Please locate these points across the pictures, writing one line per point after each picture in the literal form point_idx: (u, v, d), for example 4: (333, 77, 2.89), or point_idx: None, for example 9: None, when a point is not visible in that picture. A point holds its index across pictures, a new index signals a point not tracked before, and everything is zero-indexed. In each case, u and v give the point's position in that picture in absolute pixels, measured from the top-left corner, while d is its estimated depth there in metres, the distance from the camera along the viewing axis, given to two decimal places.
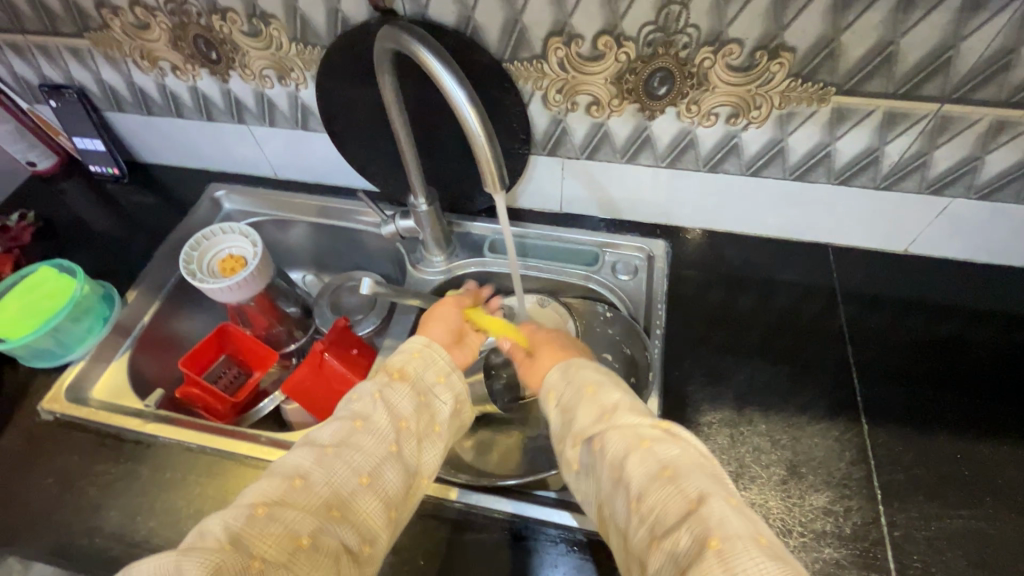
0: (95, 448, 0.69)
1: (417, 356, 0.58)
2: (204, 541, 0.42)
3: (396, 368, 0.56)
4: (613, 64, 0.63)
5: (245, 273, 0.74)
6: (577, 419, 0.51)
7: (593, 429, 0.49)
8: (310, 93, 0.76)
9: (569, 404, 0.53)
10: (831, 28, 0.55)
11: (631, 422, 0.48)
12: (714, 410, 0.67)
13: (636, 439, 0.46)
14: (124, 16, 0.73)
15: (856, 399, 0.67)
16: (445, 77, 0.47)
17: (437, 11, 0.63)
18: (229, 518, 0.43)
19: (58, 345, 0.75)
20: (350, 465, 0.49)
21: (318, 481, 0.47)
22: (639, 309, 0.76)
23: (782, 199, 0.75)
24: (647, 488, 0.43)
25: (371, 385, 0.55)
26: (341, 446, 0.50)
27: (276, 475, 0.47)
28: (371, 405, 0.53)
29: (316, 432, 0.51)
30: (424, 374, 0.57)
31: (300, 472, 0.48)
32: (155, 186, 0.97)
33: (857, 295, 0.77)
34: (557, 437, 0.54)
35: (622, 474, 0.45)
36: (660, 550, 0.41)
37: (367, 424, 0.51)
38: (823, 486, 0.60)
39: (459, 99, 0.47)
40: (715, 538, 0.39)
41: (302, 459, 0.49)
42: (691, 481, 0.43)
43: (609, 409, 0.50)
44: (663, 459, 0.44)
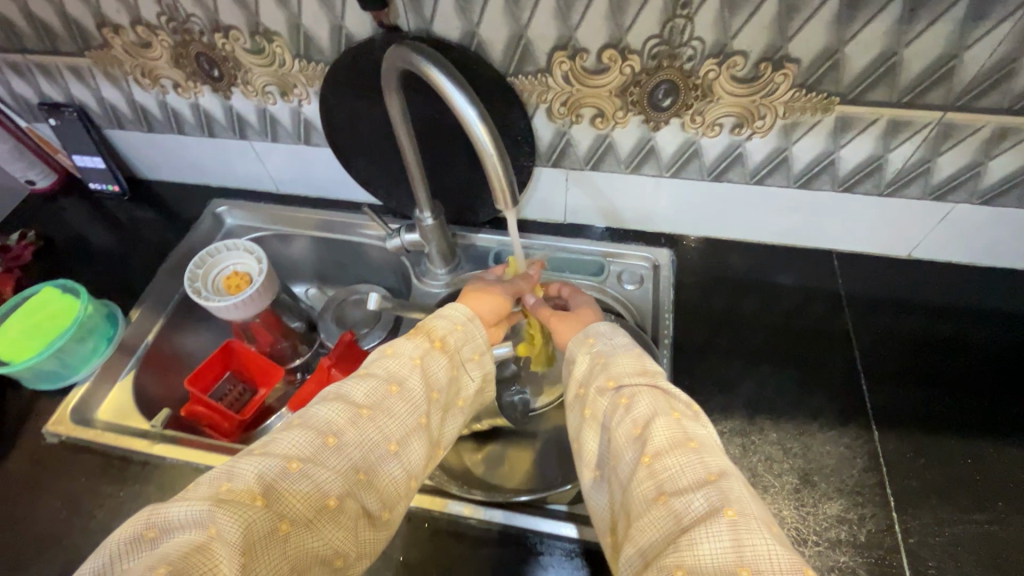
0: (102, 470, 0.68)
1: (460, 329, 0.60)
2: (238, 489, 0.43)
3: (438, 338, 0.58)
4: (618, 76, 0.63)
5: (250, 290, 0.74)
6: (614, 367, 0.54)
7: (629, 382, 0.52)
8: (313, 109, 0.76)
9: (605, 352, 0.57)
10: (834, 39, 0.55)
11: (667, 393, 0.51)
12: (725, 419, 0.67)
13: (669, 409, 0.49)
14: (125, 35, 0.73)
15: (866, 406, 0.67)
16: (454, 95, 0.47)
17: (441, 27, 0.63)
18: (264, 467, 0.44)
19: (62, 366, 0.74)
20: (381, 432, 0.50)
21: (351, 443, 0.49)
22: (646, 319, 0.76)
23: (787, 206, 0.75)
24: (670, 450, 0.46)
25: (413, 348, 0.56)
26: (376, 408, 0.51)
27: (308, 429, 0.48)
28: (407, 369, 0.54)
29: (347, 389, 0.52)
30: (464, 349, 0.60)
31: (333, 431, 0.48)
32: (156, 202, 0.97)
33: (863, 300, 0.77)
34: (579, 381, 0.56)
35: (646, 432, 0.48)
36: (667, 506, 0.43)
37: (402, 390, 0.53)
38: (836, 494, 0.60)
39: (470, 116, 0.47)
40: (731, 509, 0.41)
41: (335, 416, 0.50)
42: (714, 458, 0.45)
43: (651, 370, 0.53)
44: (692, 433, 0.47)
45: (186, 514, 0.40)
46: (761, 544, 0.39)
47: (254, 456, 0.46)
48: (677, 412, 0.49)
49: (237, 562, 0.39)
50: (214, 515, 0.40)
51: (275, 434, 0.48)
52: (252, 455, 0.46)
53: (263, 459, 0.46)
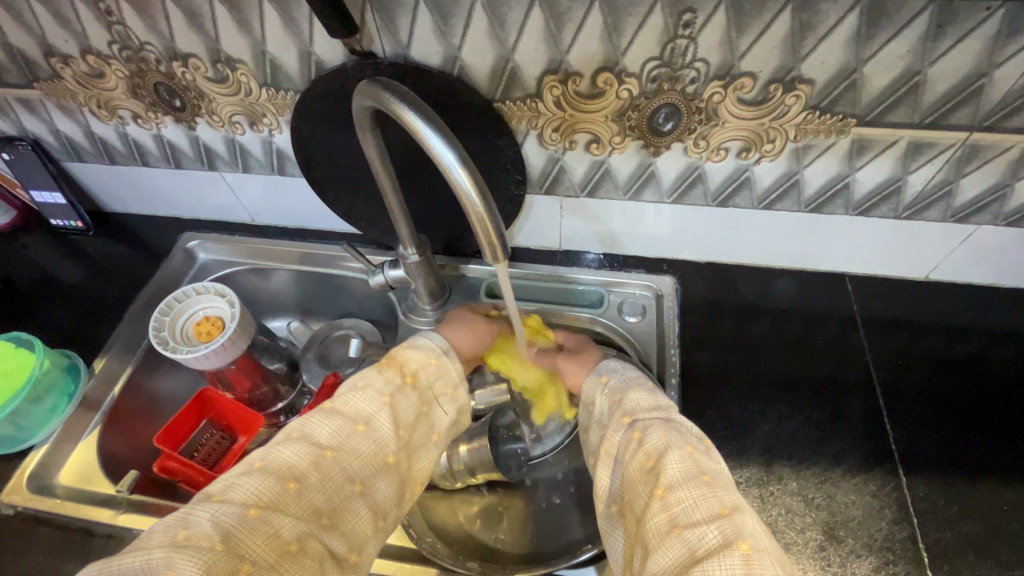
0: (62, 546, 0.62)
1: (434, 363, 0.57)
2: (196, 534, 0.40)
3: (410, 372, 0.55)
4: (615, 101, 0.58)
5: (223, 337, 0.68)
6: (629, 403, 0.52)
7: (643, 415, 0.50)
8: (285, 139, 0.71)
9: (619, 389, 0.54)
10: (853, 57, 0.50)
11: (680, 426, 0.48)
12: (741, 467, 0.61)
13: (682, 440, 0.46)
14: (76, 65, 0.67)
15: (890, 448, 0.62)
16: (430, 137, 0.41)
17: (419, 51, 0.57)
18: (221, 513, 0.41)
19: (19, 429, 0.68)
20: (346, 471, 0.47)
21: (314, 488, 0.45)
22: (651, 355, 0.70)
23: (797, 230, 0.70)
24: (682, 482, 0.43)
25: (384, 383, 0.52)
26: (342, 447, 0.47)
27: (268, 475, 0.44)
28: (375, 408, 0.50)
29: (312, 426, 0.48)
30: (436, 385, 0.56)
31: (294, 475, 0.45)
32: (124, 236, 0.91)
33: (879, 325, 0.72)
34: (600, 420, 0.54)
35: (658, 464, 0.45)
36: (679, 539, 0.40)
37: (369, 430, 0.49)
38: (866, 551, 0.55)
39: (449, 162, 0.41)
40: (746, 543, 0.38)
41: (297, 458, 0.46)
42: (728, 492, 0.42)
43: (665, 405, 0.51)
44: (705, 467, 0.44)
45: (140, 562, 0.38)
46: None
47: (213, 502, 0.42)
48: (690, 444, 0.46)
49: None
50: (172, 560, 0.38)
51: (234, 478, 0.44)
52: (211, 501, 0.42)
53: (221, 506, 0.42)
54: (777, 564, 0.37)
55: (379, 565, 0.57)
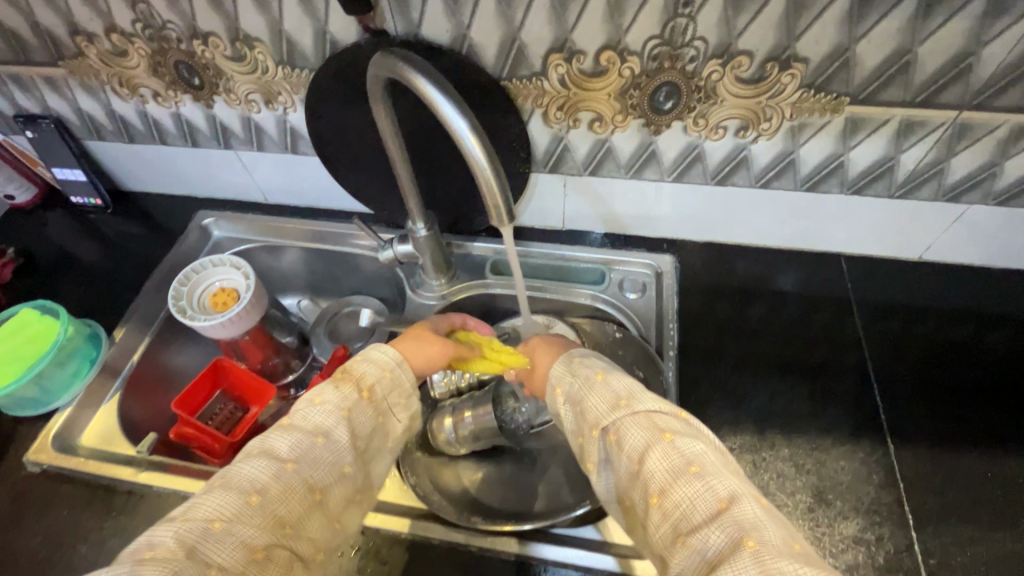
0: (86, 501, 0.65)
1: (388, 375, 0.54)
2: (159, 552, 0.39)
3: (367, 387, 0.52)
4: (617, 79, 0.60)
5: (239, 306, 0.71)
6: (589, 410, 0.49)
7: (608, 417, 0.47)
8: (299, 117, 0.73)
9: (577, 395, 0.51)
10: (846, 37, 0.53)
11: (653, 415, 0.46)
12: (735, 434, 0.64)
13: (659, 430, 0.44)
14: (100, 43, 0.70)
15: (880, 419, 0.64)
16: (443, 104, 0.43)
17: (429, 30, 0.60)
18: (186, 530, 0.41)
19: (44, 392, 0.70)
20: (308, 481, 0.46)
21: (276, 498, 0.44)
22: (650, 329, 0.74)
23: (795, 210, 0.72)
24: (671, 484, 0.41)
25: (340, 398, 0.50)
26: (301, 460, 0.46)
27: (230, 491, 0.43)
28: (333, 420, 0.48)
29: (272, 441, 0.47)
30: (390, 396, 0.54)
31: (255, 488, 0.44)
32: (141, 215, 0.93)
33: (871, 305, 0.74)
34: (573, 431, 0.51)
35: (642, 468, 0.43)
36: (687, 547, 0.39)
37: (330, 442, 0.48)
38: (853, 513, 0.58)
39: (460, 128, 0.43)
40: (751, 537, 0.37)
41: (259, 472, 0.44)
42: (720, 480, 0.41)
43: (625, 396, 0.47)
44: (691, 456, 0.42)
45: None
46: (790, 572, 0.35)
47: (176, 522, 0.41)
48: (666, 431, 0.44)
49: None
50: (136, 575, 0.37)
51: (196, 498, 0.43)
52: (172, 520, 0.42)
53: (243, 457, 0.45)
54: (787, 549, 0.37)
55: (385, 520, 0.60)
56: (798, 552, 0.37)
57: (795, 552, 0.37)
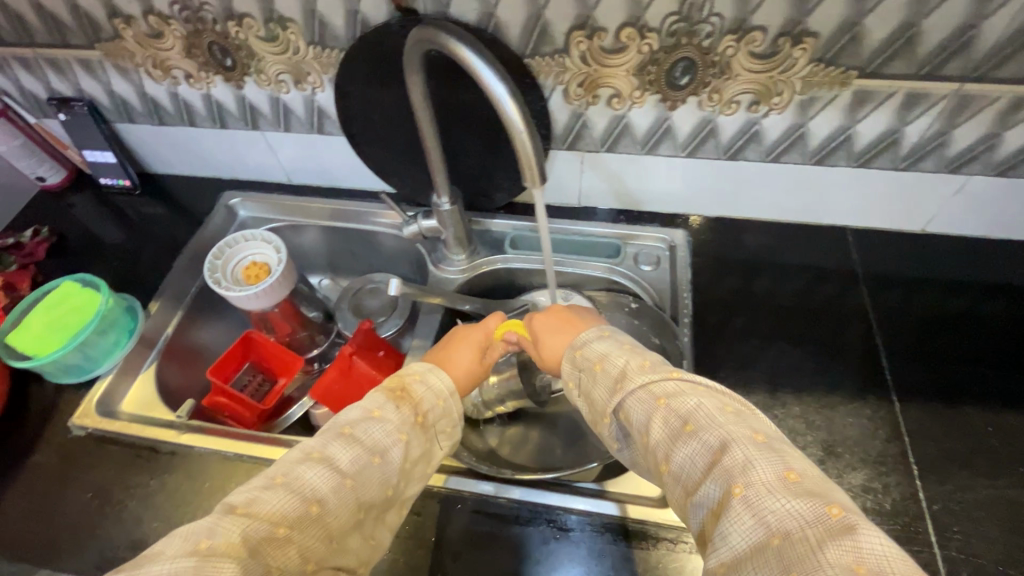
0: (132, 462, 0.68)
1: (441, 405, 0.55)
2: (220, 546, 0.39)
3: (422, 413, 0.53)
4: (635, 55, 0.63)
5: (270, 280, 0.74)
6: (596, 398, 0.50)
7: (612, 401, 0.48)
8: (327, 97, 0.76)
9: (587, 389, 0.51)
10: (855, 11, 0.56)
11: (644, 382, 0.46)
12: (747, 394, 0.67)
13: (653, 399, 0.45)
14: (137, 26, 0.73)
15: (886, 379, 0.68)
16: (484, 71, 0.48)
17: (458, 9, 0.63)
18: (250, 528, 0.41)
19: (86, 359, 0.73)
20: (362, 497, 0.47)
21: (333, 511, 0.45)
22: (665, 300, 0.77)
23: (803, 183, 0.75)
24: (672, 448, 0.42)
25: (400, 420, 0.51)
26: (359, 478, 0.47)
27: (291, 492, 0.44)
28: (391, 441, 0.50)
29: (334, 450, 0.47)
30: (439, 423, 0.55)
31: (316, 498, 0.44)
32: (167, 196, 0.96)
33: (875, 274, 0.78)
34: (589, 421, 0.52)
35: (648, 440, 0.44)
36: (695, 505, 0.41)
37: (385, 462, 0.49)
38: (860, 464, 0.61)
39: (499, 93, 0.47)
40: (739, 484, 0.38)
41: (321, 482, 0.45)
42: (713, 430, 0.41)
43: (621, 377, 0.48)
44: (685, 415, 0.43)
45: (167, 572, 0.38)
46: (780, 508, 0.36)
47: (238, 515, 0.42)
48: (662, 399, 0.44)
49: None
50: (202, 569, 0.38)
51: (257, 491, 0.43)
52: (235, 514, 0.42)
53: None
54: (779, 482, 0.38)
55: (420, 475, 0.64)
56: (792, 484, 0.37)
57: (788, 484, 0.37)
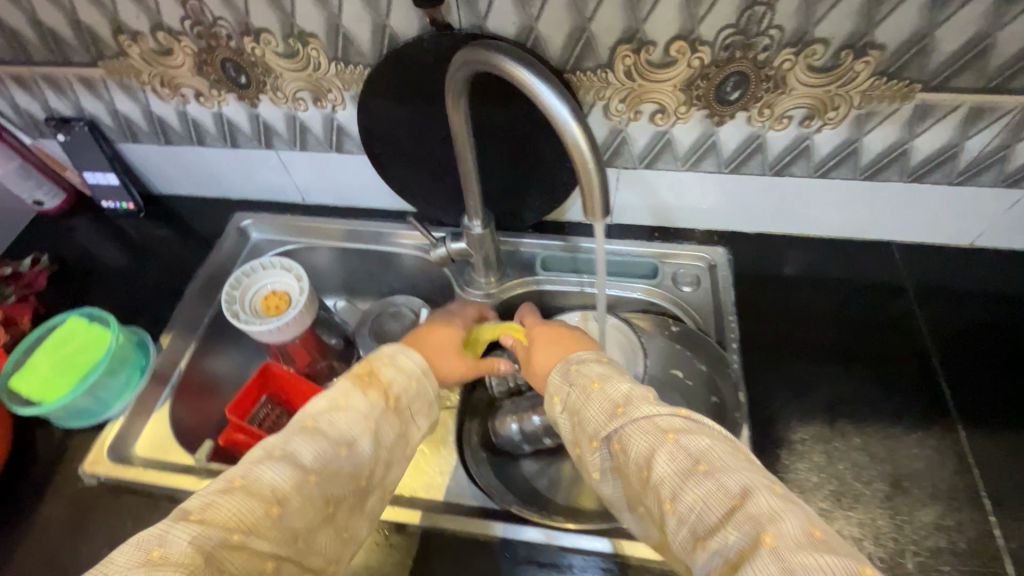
0: (150, 512, 0.63)
1: (414, 385, 0.54)
2: (173, 556, 0.37)
3: (393, 396, 0.52)
4: (685, 70, 0.59)
5: (294, 311, 0.69)
6: (588, 420, 0.47)
7: (609, 426, 0.45)
8: (348, 115, 0.72)
9: (577, 406, 0.49)
10: (927, 22, 0.52)
11: (648, 415, 0.44)
12: (805, 425, 0.64)
13: (660, 432, 0.42)
14: (145, 42, 0.68)
15: (949, 406, 0.65)
16: (544, 92, 0.44)
17: (495, 23, 0.59)
18: (202, 536, 0.39)
19: (96, 402, 0.69)
20: (325, 495, 0.45)
21: (295, 510, 0.43)
22: (709, 322, 0.73)
23: (851, 199, 0.72)
24: (681, 487, 0.39)
25: (366, 408, 0.49)
26: (322, 472, 0.45)
27: (251, 495, 0.42)
28: (357, 431, 0.48)
29: (296, 445, 0.45)
30: (415, 406, 0.54)
31: (277, 497, 0.42)
32: (173, 217, 0.91)
33: (927, 290, 0.74)
34: (570, 441, 0.50)
35: (651, 475, 0.41)
36: (706, 551, 0.37)
37: (353, 454, 0.47)
38: (931, 500, 0.58)
39: (563, 115, 0.43)
40: (768, 533, 0.35)
41: (281, 480, 0.43)
42: (732, 475, 0.39)
43: (623, 403, 0.45)
44: (696, 454, 0.40)
45: None
46: (812, 563, 0.33)
47: (193, 522, 0.39)
48: (669, 432, 0.42)
49: None
50: None
51: (215, 495, 0.41)
52: (188, 521, 0.39)
53: None
54: (807, 538, 0.35)
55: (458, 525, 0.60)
56: (819, 540, 0.35)
57: (815, 541, 0.35)
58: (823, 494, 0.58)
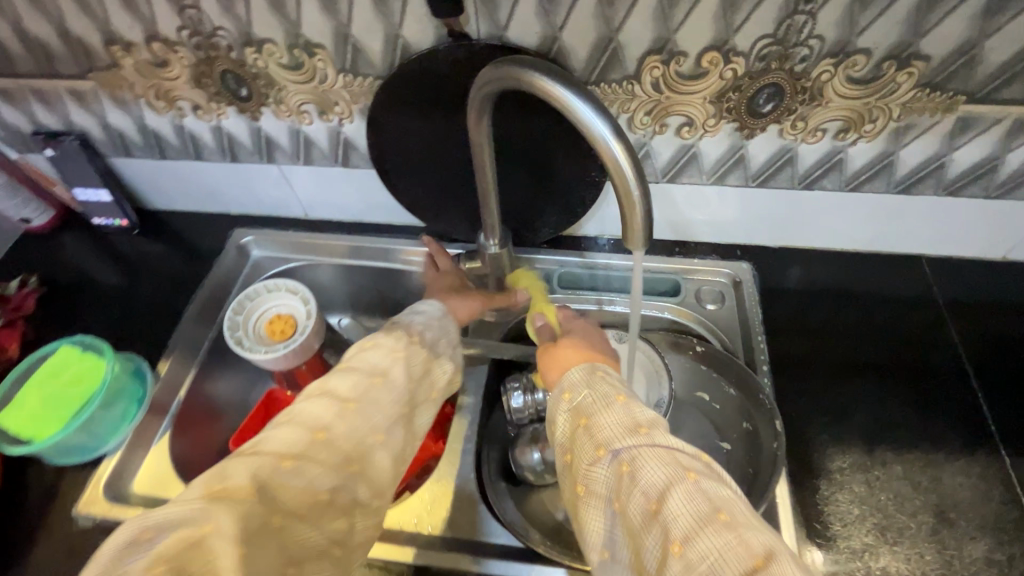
0: None
1: (435, 324, 0.58)
2: (233, 485, 0.37)
3: (416, 333, 0.55)
4: (716, 82, 0.56)
5: (302, 337, 0.66)
6: (600, 428, 0.42)
7: (622, 442, 0.41)
8: (356, 128, 0.68)
9: (590, 408, 0.44)
10: (976, 32, 0.50)
11: (671, 446, 0.39)
12: (842, 453, 0.61)
13: (681, 465, 0.38)
14: (139, 53, 0.64)
15: (991, 430, 0.62)
16: (579, 105, 0.40)
17: (517, 33, 0.55)
18: (257, 467, 0.39)
19: (91, 436, 0.64)
20: (369, 422, 0.45)
21: (341, 437, 0.43)
22: (735, 342, 0.70)
23: (883, 213, 0.69)
24: (696, 532, 0.34)
25: (393, 343, 0.52)
26: (363, 399, 0.46)
27: (297, 426, 0.43)
28: (389, 363, 0.50)
29: (332, 382, 0.47)
30: (440, 343, 0.57)
31: (322, 425, 0.43)
32: (168, 234, 0.87)
33: (961, 306, 0.71)
34: (564, 446, 0.45)
35: (662, 510, 0.36)
36: None
37: (388, 383, 0.48)
38: (980, 532, 0.55)
39: (601, 133, 0.40)
40: None
41: (322, 410, 0.44)
42: (756, 533, 0.34)
43: (647, 424, 0.41)
44: (718, 501, 0.35)
45: (174, 515, 0.34)
46: None
47: (245, 456, 0.40)
48: (690, 470, 0.37)
49: (236, 555, 0.34)
50: None
51: (265, 433, 0.42)
52: (242, 455, 0.40)
53: None
54: None
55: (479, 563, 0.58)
56: None
57: None
58: (867, 528, 0.55)
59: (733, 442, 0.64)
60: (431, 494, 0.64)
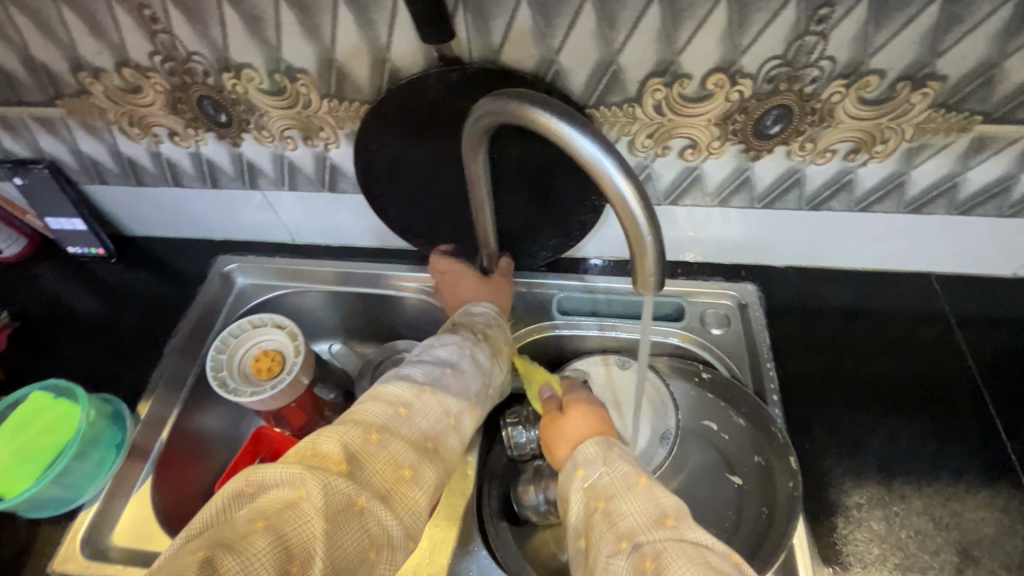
0: None
1: (494, 323, 0.59)
2: (326, 451, 0.40)
3: (481, 331, 0.57)
4: (722, 104, 0.54)
5: (288, 377, 0.63)
6: (621, 515, 0.40)
7: (646, 534, 0.39)
8: (343, 153, 0.65)
9: (610, 491, 0.42)
10: (996, 52, 0.48)
11: (700, 543, 0.38)
12: (860, 487, 0.58)
13: (712, 568, 0.36)
14: (110, 79, 0.60)
15: (1012, 460, 0.60)
16: (582, 141, 0.37)
17: (512, 56, 0.52)
18: (347, 435, 0.41)
19: (66, 489, 0.60)
20: (442, 405, 0.47)
21: (420, 414, 0.45)
22: (743, 369, 0.67)
23: (894, 233, 0.66)
24: None
25: (461, 338, 0.54)
26: (437, 383, 0.48)
27: (382, 401, 0.45)
28: (456, 355, 0.52)
29: (407, 371, 0.49)
30: (501, 339, 0.58)
31: (403, 402, 0.46)
32: (147, 262, 0.83)
33: (975, 325, 0.69)
34: (579, 529, 0.43)
35: None
36: None
37: (456, 372, 0.50)
38: (1004, 571, 0.53)
39: (608, 170, 0.37)
40: None
41: (403, 390, 0.47)
42: None
43: (673, 516, 0.40)
44: None
45: (280, 473, 0.38)
46: None
47: (334, 428, 0.42)
48: (721, 574, 0.36)
49: (325, 518, 0.36)
50: None
51: (349, 410, 0.45)
52: (334, 425, 0.43)
53: None
54: None
55: None
56: None
57: None
58: (889, 569, 0.53)
59: (745, 476, 0.62)
60: (431, 541, 0.59)
